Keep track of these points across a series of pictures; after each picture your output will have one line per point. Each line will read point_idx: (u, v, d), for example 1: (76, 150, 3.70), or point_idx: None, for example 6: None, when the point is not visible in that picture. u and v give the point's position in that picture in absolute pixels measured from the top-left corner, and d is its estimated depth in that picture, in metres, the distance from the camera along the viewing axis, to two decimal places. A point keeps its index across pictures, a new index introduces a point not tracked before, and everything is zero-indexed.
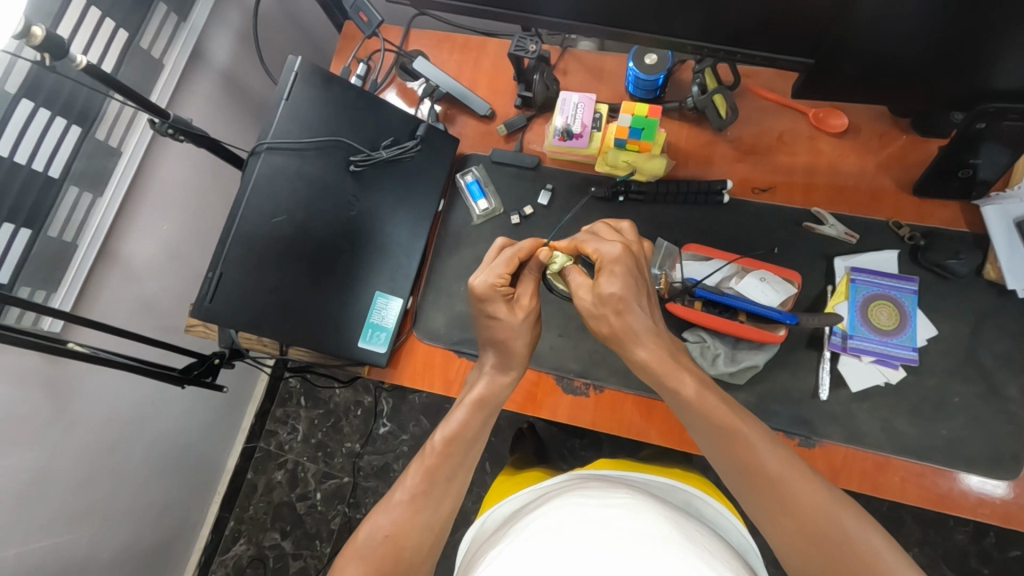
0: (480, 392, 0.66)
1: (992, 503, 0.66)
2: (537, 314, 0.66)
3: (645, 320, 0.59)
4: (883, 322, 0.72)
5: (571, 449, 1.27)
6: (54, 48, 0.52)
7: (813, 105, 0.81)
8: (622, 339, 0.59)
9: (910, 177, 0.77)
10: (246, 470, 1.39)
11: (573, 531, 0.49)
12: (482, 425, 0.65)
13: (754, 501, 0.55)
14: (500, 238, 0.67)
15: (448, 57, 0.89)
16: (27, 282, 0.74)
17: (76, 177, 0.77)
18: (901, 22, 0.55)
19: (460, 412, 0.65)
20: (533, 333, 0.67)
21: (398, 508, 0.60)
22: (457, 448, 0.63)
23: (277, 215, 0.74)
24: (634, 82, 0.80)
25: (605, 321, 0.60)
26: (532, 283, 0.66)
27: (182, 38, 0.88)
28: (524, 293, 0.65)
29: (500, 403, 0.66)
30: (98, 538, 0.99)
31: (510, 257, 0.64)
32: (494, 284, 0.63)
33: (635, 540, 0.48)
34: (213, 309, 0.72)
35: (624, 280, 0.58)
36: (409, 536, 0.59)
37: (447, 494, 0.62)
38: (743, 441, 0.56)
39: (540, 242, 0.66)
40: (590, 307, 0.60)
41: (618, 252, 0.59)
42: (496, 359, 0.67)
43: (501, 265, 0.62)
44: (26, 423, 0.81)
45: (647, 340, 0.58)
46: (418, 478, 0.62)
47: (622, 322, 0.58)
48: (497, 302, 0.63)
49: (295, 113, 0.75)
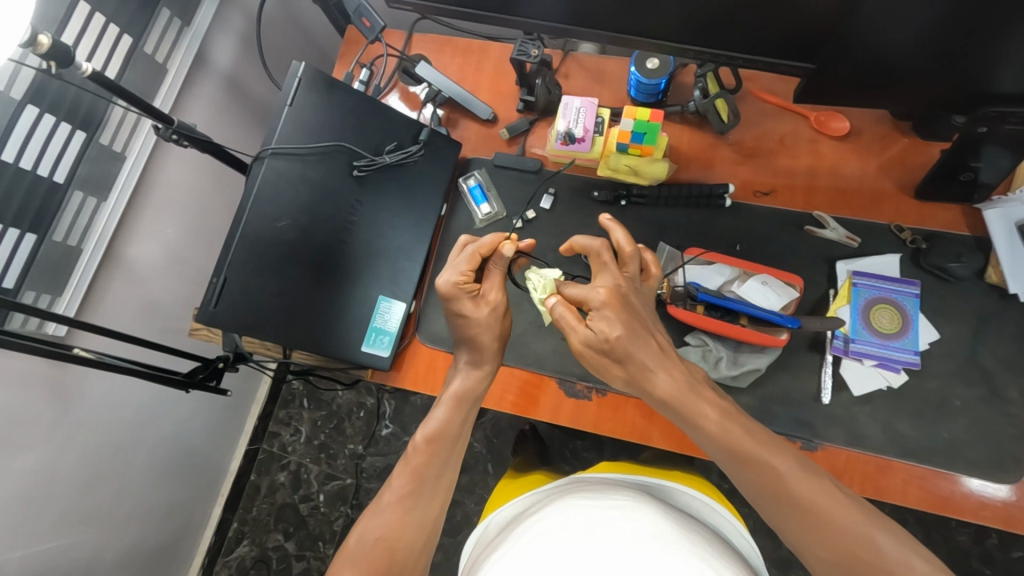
0: (457, 388, 0.66)
1: (994, 505, 0.66)
2: (504, 309, 0.67)
3: (652, 361, 0.58)
4: (884, 325, 0.73)
5: (573, 450, 1.28)
6: (60, 56, 0.52)
7: (815, 108, 0.81)
8: (635, 380, 0.59)
9: (911, 180, 0.77)
10: (249, 472, 1.39)
11: (563, 535, 0.50)
12: (463, 422, 0.66)
13: (782, 521, 0.56)
14: (465, 235, 0.69)
15: (451, 61, 0.89)
16: (32, 287, 0.74)
17: (80, 182, 0.78)
18: (902, 26, 0.55)
19: (440, 411, 0.65)
20: (505, 325, 0.69)
21: (387, 510, 0.61)
22: (440, 445, 0.64)
23: (280, 220, 0.74)
24: (636, 85, 0.81)
25: (617, 365, 0.59)
26: (497, 278, 0.67)
27: (185, 43, 0.89)
28: (490, 288, 0.66)
29: (479, 398, 0.67)
30: (102, 540, 1.00)
31: (473, 253, 0.66)
32: (457, 283, 0.65)
33: (624, 540, 0.48)
34: (218, 314, 0.73)
35: (619, 322, 0.58)
36: (402, 537, 0.60)
37: (435, 492, 0.63)
38: (769, 468, 0.56)
39: (504, 235, 0.68)
40: (595, 356, 0.60)
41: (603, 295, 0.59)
42: (468, 356, 0.67)
43: (462, 263, 0.65)
44: (31, 426, 0.81)
45: (660, 374, 0.58)
46: (405, 480, 0.63)
47: (627, 364, 0.59)
48: (464, 301, 0.65)
49: (298, 119, 0.76)
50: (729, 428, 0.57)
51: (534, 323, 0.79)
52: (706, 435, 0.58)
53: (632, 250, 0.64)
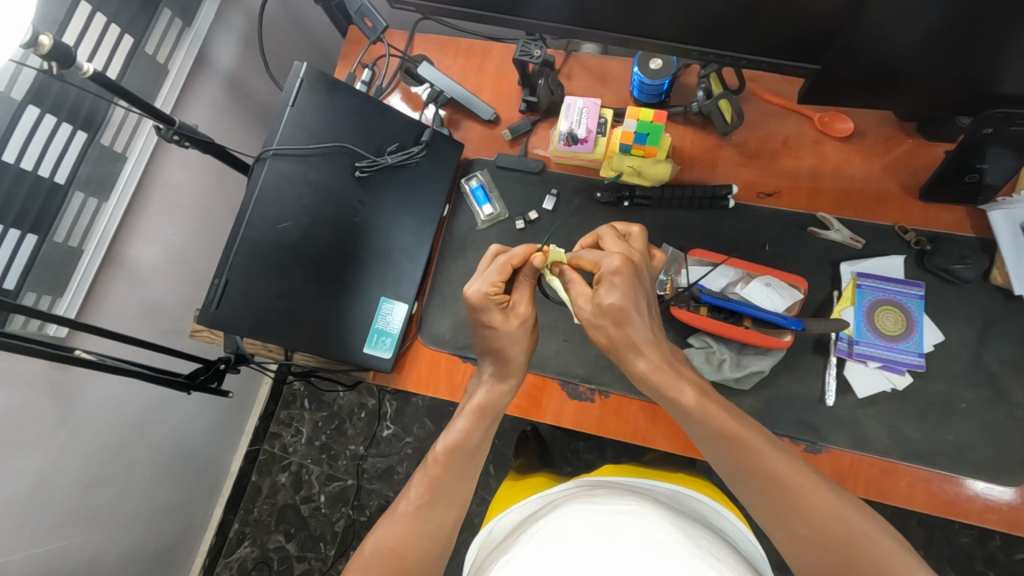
0: (480, 400, 0.66)
1: (999, 509, 0.66)
2: (532, 322, 0.65)
3: (644, 336, 0.57)
4: (889, 327, 0.72)
5: (574, 452, 1.27)
6: (62, 57, 0.52)
7: (819, 109, 0.80)
8: (622, 348, 0.57)
9: (915, 181, 0.77)
10: (250, 473, 1.39)
11: (571, 540, 0.49)
12: (485, 434, 0.65)
13: (771, 517, 0.55)
14: (494, 245, 0.68)
15: (453, 62, 0.89)
16: (32, 288, 0.74)
17: (81, 183, 0.77)
18: (907, 27, 0.55)
19: (461, 422, 0.65)
20: (530, 340, 0.66)
21: (401, 520, 0.61)
22: (458, 457, 0.63)
23: (282, 221, 0.74)
24: (639, 86, 0.80)
25: (607, 332, 0.58)
26: (527, 289, 0.65)
27: (186, 43, 0.88)
28: (519, 300, 0.64)
29: (502, 409, 0.66)
30: (103, 541, 1.00)
31: (504, 264, 0.63)
32: (488, 293, 0.62)
33: (631, 544, 0.48)
34: (220, 315, 0.72)
35: (624, 291, 0.57)
36: (411, 546, 0.59)
37: (450, 503, 0.62)
38: (756, 454, 0.55)
39: (534, 247, 0.66)
40: (591, 321, 0.59)
41: (618, 261, 0.57)
42: (494, 368, 0.66)
43: (494, 273, 0.62)
44: (31, 427, 0.81)
45: (647, 349, 0.57)
46: (420, 490, 0.63)
47: (620, 334, 0.57)
48: (493, 312, 0.62)
49: (300, 119, 0.75)
50: (720, 419, 0.56)
51: (537, 324, 0.79)
52: (697, 424, 0.57)
53: (638, 232, 0.64)
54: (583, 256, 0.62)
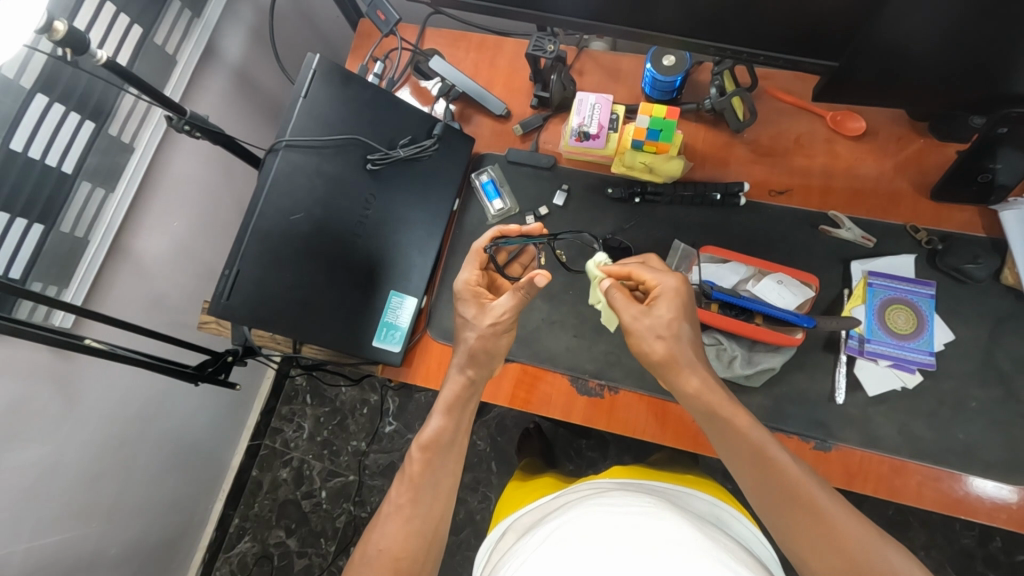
0: (447, 396, 0.67)
1: (1009, 508, 0.66)
2: (506, 325, 0.68)
3: (695, 357, 0.60)
4: (900, 326, 0.73)
5: (577, 449, 1.27)
6: (76, 43, 0.51)
7: (831, 108, 0.81)
8: (678, 364, 0.60)
9: (928, 181, 0.77)
10: (252, 468, 1.38)
11: (583, 547, 0.48)
12: (458, 426, 0.66)
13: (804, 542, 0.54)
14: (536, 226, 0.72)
15: (464, 57, 0.89)
16: (40, 278, 0.73)
17: (89, 173, 0.77)
18: (925, 27, 0.55)
19: (434, 419, 0.66)
20: (504, 342, 0.69)
21: (391, 523, 0.60)
22: (435, 453, 0.64)
23: (295, 212, 0.74)
24: (651, 82, 0.80)
25: (661, 342, 0.60)
26: (509, 299, 0.67)
27: (195, 34, 0.88)
28: (499, 304, 0.67)
29: (470, 400, 0.67)
30: (103, 536, 0.99)
31: (483, 253, 0.70)
32: (469, 282, 0.70)
33: (638, 548, 0.47)
34: (230, 307, 0.72)
35: (685, 310, 0.61)
36: (405, 547, 0.59)
37: (435, 500, 0.62)
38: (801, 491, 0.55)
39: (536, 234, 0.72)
40: (650, 329, 0.60)
41: (682, 282, 0.62)
42: (460, 360, 0.68)
43: (472, 266, 0.70)
44: (34, 417, 0.80)
45: (695, 370, 0.60)
46: (403, 490, 0.63)
47: (671, 344, 0.60)
48: (471, 301, 0.69)
49: (313, 111, 0.75)
50: (759, 434, 0.58)
51: (546, 319, 0.78)
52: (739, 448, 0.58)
53: None
54: (637, 268, 0.64)
